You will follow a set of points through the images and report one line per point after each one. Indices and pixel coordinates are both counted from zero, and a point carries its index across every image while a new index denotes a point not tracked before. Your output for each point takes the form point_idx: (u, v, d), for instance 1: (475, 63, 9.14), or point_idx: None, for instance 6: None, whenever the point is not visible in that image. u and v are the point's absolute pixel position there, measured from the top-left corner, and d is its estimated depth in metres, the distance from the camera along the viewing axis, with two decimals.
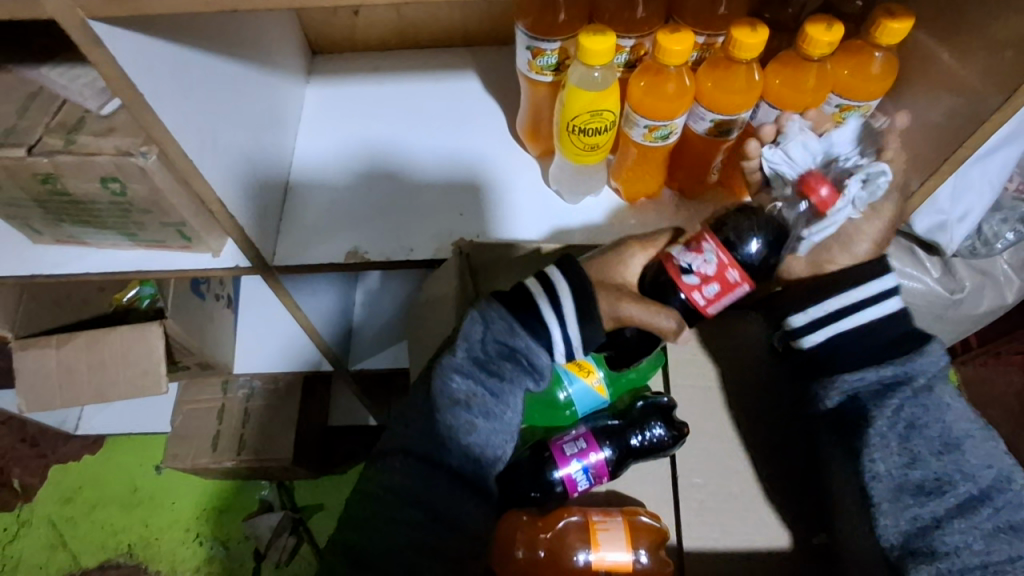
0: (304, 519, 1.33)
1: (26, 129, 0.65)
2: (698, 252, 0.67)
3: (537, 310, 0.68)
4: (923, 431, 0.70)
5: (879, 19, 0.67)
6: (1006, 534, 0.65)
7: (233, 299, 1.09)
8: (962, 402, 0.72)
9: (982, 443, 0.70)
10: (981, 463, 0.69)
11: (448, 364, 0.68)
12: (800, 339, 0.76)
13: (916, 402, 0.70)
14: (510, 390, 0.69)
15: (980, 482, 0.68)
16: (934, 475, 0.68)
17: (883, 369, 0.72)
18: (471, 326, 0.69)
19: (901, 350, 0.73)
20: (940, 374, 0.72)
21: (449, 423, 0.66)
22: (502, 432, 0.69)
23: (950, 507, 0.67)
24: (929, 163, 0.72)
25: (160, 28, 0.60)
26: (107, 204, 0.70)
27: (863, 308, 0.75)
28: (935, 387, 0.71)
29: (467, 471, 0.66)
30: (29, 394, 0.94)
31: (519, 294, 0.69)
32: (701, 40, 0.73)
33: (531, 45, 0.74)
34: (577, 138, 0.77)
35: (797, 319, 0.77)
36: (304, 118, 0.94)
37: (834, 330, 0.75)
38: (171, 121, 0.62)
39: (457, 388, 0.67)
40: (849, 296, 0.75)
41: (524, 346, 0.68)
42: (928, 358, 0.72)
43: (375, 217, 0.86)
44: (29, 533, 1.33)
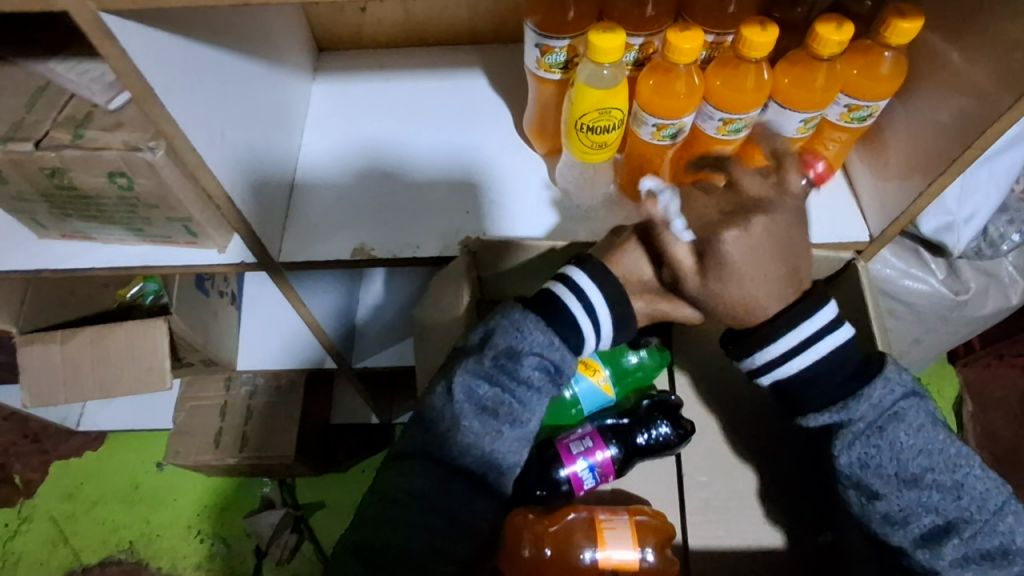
0: (305, 516, 1.33)
1: (34, 123, 0.65)
2: None
3: (561, 307, 0.68)
4: (880, 471, 0.67)
5: (889, 19, 0.67)
6: (972, 564, 0.65)
7: (237, 296, 1.09)
8: (924, 432, 0.67)
9: (948, 474, 0.66)
10: (947, 496, 0.66)
11: (479, 368, 0.67)
12: (753, 378, 0.71)
13: (869, 443, 0.67)
14: (537, 398, 0.69)
15: (946, 511, 0.66)
16: (899, 508, 0.67)
17: (835, 412, 0.68)
18: (501, 333, 0.68)
19: (852, 389, 0.68)
20: (898, 406, 0.67)
21: (473, 430, 0.66)
22: (524, 439, 0.69)
23: (915, 537, 0.67)
24: (937, 163, 0.72)
25: (170, 22, 0.60)
26: (114, 199, 0.70)
27: (793, 358, 0.67)
28: (889, 425, 0.66)
29: (489, 477, 0.67)
30: (33, 389, 0.93)
31: (540, 296, 0.70)
32: (711, 38, 0.73)
33: (540, 43, 0.73)
34: (585, 136, 0.77)
35: (745, 361, 0.71)
36: (311, 115, 0.94)
37: (776, 376, 0.69)
38: (180, 116, 0.62)
39: (486, 395, 0.67)
40: (782, 345, 0.67)
41: (555, 354, 0.68)
42: (873, 399, 0.67)
43: (381, 214, 0.86)
44: (30, 529, 1.33)
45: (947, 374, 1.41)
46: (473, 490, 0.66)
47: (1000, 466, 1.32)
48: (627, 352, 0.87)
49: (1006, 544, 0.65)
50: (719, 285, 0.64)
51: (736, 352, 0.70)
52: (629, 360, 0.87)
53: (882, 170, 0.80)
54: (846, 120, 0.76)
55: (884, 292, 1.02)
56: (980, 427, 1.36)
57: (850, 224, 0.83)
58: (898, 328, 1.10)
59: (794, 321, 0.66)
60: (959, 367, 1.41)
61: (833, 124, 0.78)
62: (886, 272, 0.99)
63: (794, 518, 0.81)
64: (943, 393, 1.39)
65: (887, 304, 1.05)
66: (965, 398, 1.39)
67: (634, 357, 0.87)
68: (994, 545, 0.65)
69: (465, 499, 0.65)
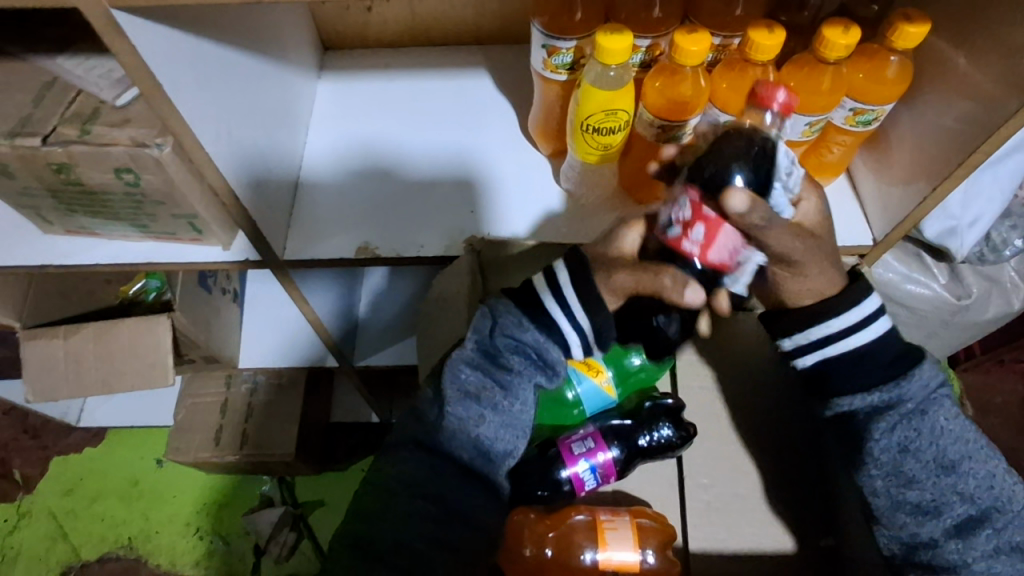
0: (304, 515, 1.33)
1: (40, 119, 0.65)
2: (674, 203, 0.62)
3: (541, 305, 0.67)
4: (918, 455, 0.69)
5: (895, 23, 0.67)
6: (1002, 555, 0.68)
7: (239, 294, 1.09)
8: (960, 421, 0.70)
9: (982, 463, 0.70)
10: (981, 485, 0.69)
11: (462, 355, 0.69)
12: (793, 359, 0.72)
13: (911, 426, 0.69)
14: (521, 384, 0.68)
15: (979, 502, 0.69)
16: (932, 497, 0.69)
17: (881, 393, 0.69)
18: (480, 320, 0.70)
19: (899, 371, 0.70)
20: (939, 392, 0.71)
21: (458, 415, 0.67)
22: (512, 427, 0.68)
23: (947, 527, 0.69)
24: (942, 167, 0.72)
25: (178, 18, 0.60)
26: (119, 195, 0.70)
27: (851, 335, 0.69)
28: (930, 410, 0.70)
29: (477, 463, 0.67)
30: (36, 385, 0.93)
31: (523, 292, 0.69)
32: (717, 41, 0.74)
33: (548, 43, 0.74)
34: (591, 137, 0.77)
35: (790, 338, 0.71)
36: (316, 114, 0.94)
37: (826, 354, 0.70)
38: (187, 113, 0.62)
39: (467, 380, 0.68)
40: (841, 321, 0.68)
41: (532, 338, 0.68)
42: (921, 379, 0.69)
43: (385, 215, 0.86)
44: (30, 524, 1.33)
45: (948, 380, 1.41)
46: (479, 486, 0.66)
47: None
48: (630, 354, 0.86)
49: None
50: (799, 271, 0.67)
51: (781, 332, 0.71)
52: (632, 362, 0.87)
53: (887, 174, 0.80)
54: (851, 123, 0.76)
55: (886, 296, 1.02)
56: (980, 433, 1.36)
57: (853, 228, 0.83)
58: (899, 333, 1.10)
59: (856, 297, 0.69)
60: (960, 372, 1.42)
61: (838, 128, 0.78)
62: (888, 276, 0.99)
63: (796, 522, 0.81)
64: None
65: (889, 308, 1.05)
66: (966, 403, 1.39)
67: (637, 359, 0.87)
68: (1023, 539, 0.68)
69: (471, 498, 0.65)
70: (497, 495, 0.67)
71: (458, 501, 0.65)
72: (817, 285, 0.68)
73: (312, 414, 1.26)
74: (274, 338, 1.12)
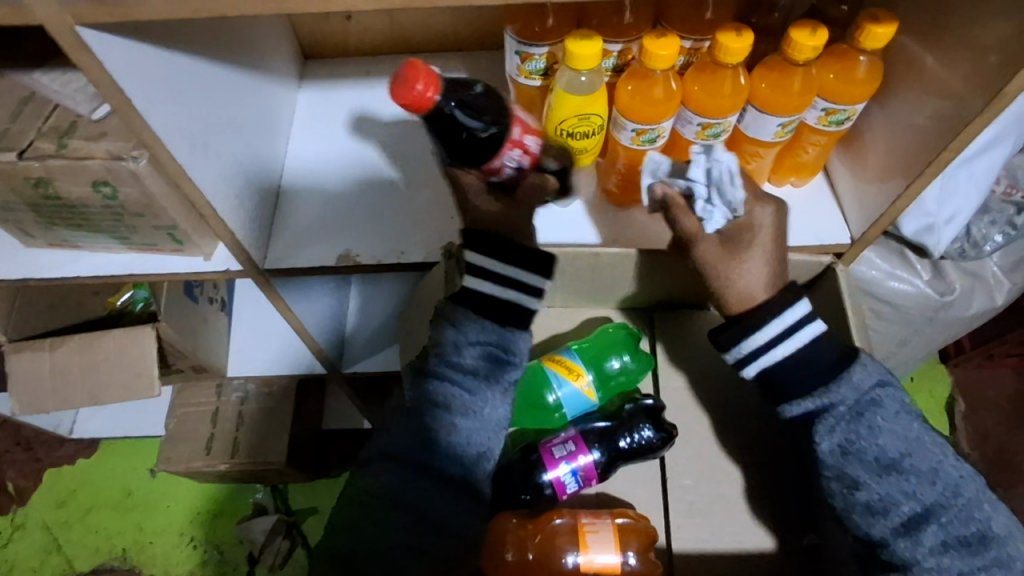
0: (298, 523, 1.33)
1: (18, 133, 0.66)
2: (503, 168, 0.68)
3: (494, 298, 0.72)
4: (860, 456, 0.70)
5: (863, 24, 0.68)
6: (951, 549, 0.65)
7: (227, 302, 1.10)
8: (900, 419, 0.70)
9: (924, 459, 0.69)
10: (923, 480, 0.68)
11: (427, 368, 0.71)
12: (738, 372, 0.75)
13: (850, 428, 0.70)
14: (489, 384, 0.71)
15: (923, 497, 0.67)
16: (879, 496, 0.68)
17: (813, 399, 0.71)
18: (440, 331, 0.72)
19: (833, 374, 0.71)
20: (877, 393, 0.71)
21: (432, 425, 0.68)
22: (485, 429, 0.70)
23: (895, 526, 0.68)
24: (915, 164, 0.72)
25: (150, 32, 0.60)
26: (99, 208, 0.71)
27: (777, 345, 0.72)
28: (867, 410, 0.70)
29: (455, 470, 0.67)
30: (22, 397, 0.93)
31: (473, 296, 0.73)
32: (688, 44, 0.75)
33: (520, 50, 0.75)
34: (565, 142, 0.77)
35: (731, 352, 0.74)
36: (298, 123, 0.95)
37: (761, 365, 0.73)
38: (162, 126, 0.62)
39: (439, 390, 0.69)
40: (765, 334, 0.72)
41: (491, 335, 0.72)
42: (852, 381, 0.70)
43: (366, 223, 0.87)
44: (23, 537, 1.33)
45: (939, 375, 1.41)
46: (456, 489, 0.67)
47: (991, 466, 1.33)
48: (610, 357, 0.91)
49: (983, 530, 0.66)
50: (738, 272, 0.73)
51: (719, 347, 0.75)
52: (613, 365, 0.91)
53: (862, 172, 0.81)
54: (824, 124, 0.77)
55: (870, 293, 1.03)
56: (971, 427, 1.37)
57: (830, 226, 0.85)
58: (884, 329, 1.09)
59: (780, 309, 0.71)
60: (951, 367, 1.41)
61: (812, 128, 0.78)
62: (871, 274, 1.00)
63: (779, 526, 0.82)
64: (935, 392, 1.40)
65: (872, 304, 1.05)
66: (957, 398, 1.39)
67: (617, 361, 0.91)
68: (972, 532, 0.66)
69: (448, 499, 0.66)
70: (476, 499, 0.68)
71: (432, 507, 0.65)
72: (764, 277, 0.73)
73: (304, 422, 1.27)
74: (263, 347, 1.12)
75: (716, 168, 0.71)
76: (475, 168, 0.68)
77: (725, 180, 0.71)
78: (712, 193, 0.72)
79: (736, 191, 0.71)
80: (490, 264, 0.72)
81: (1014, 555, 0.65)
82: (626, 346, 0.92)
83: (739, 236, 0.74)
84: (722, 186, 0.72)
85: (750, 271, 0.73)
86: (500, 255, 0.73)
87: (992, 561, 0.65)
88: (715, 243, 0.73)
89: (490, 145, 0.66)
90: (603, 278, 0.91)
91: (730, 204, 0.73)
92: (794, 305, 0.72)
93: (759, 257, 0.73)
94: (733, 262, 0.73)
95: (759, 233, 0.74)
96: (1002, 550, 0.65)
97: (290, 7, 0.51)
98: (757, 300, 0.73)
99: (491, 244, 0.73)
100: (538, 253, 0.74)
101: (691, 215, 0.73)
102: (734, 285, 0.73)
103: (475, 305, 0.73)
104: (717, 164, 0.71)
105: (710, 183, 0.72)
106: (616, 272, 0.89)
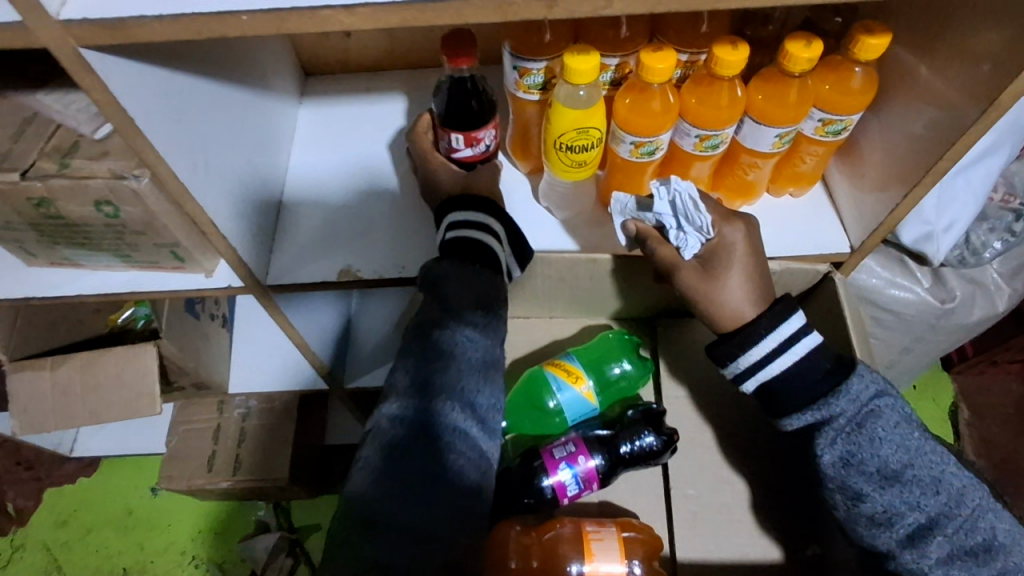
0: (301, 540, 1.32)
1: (20, 153, 0.66)
2: (481, 137, 0.80)
3: (484, 246, 0.75)
4: (862, 468, 0.69)
5: (857, 36, 0.69)
6: (957, 560, 0.66)
7: (229, 319, 1.10)
8: (900, 430, 0.70)
9: (926, 469, 0.69)
10: (926, 491, 0.68)
11: (425, 327, 0.73)
12: (737, 387, 0.75)
13: (851, 440, 0.69)
14: (482, 326, 0.73)
15: (927, 508, 0.68)
16: (883, 508, 0.69)
17: (813, 412, 0.71)
18: (429, 290, 0.73)
19: (829, 387, 0.71)
20: (875, 402, 0.70)
21: (441, 376, 0.69)
22: (489, 371, 0.72)
23: (900, 537, 0.68)
24: (912, 174, 0.73)
25: (151, 53, 0.61)
26: (101, 226, 0.71)
27: (773, 360, 0.72)
28: (867, 422, 0.69)
29: (470, 416, 0.69)
30: (22, 417, 0.93)
31: (461, 244, 0.75)
32: (684, 57, 0.76)
33: (518, 65, 0.76)
34: (565, 155, 0.78)
35: (728, 366, 0.75)
36: (299, 139, 0.96)
37: (759, 380, 0.73)
38: (163, 145, 0.62)
39: (442, 343, 0.71)
40: (759, 350, 0.72)
41: (482, 277, 0.73)
42: (850, 394, 0.70)
43: (366, 238, 0.87)
44: (24, 558, 1.32)
45: (942, 382, 1.41)
46: (473, 435, 0.68)
47: (996, 473, 1.32)
48: (610, 363, 0.94)
49: (988, 540, 0.66)
50: (723, 288, 0.74)
51: (716, 360, 0.75)
52: (613, 371, 0.94)
53: (860, 182, 0.82)
54: (821, 134, 0.77)
55: (871, 302, 1.03)
56: (976, 434, 1.36)
57: (829, 235, 0.85)
58: (885, 337, 1.09)
59: (774, 323, 0.72)
60: (954, 374, 1.41)
61: (809, 139, 0.79)
62: (872, 282, 1.00)
63: (781, 533, 0.84)
64: (939, 400, 1.39)
65: (873, 313, 1.05)
66: (960, 405, 1.39)
67: (617, 368, 0.94)
68: (977, 542, 0.66)
69: (467, 445, 0.67)
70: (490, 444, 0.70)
71: (456, 458, 0.66)
72: (746, 294, 0.74)
73: (308, 438, 1.27)
74: (265, 362, 1.12)
75: (678, 198, 0.74)
76: (457, 134, 0.79)
77: (689, 209, 0.74)
78: (681, 224, 0.75)
79: (702, 216, 0.74)
80: (482, 219, 0.76)
81: (1022, 564, 0.65)
82: (624, 351, 0.95)
83: (715, 257, 0.75)
84: (688, 215, 0.74)
85: (733, 283, 0.74)
86: (489, 214, 0.77)
87: (999, 570, 0.65)
88: (694, 267, 0.76)
89: (474, 122, 0.81)
90: (602, 289, 0.92)
91: (700, 228, 0.74)
92: (787, 319, 0.72)
93: (740, 275, 0.74)
94: (716, 282, 0.74)
95: (734, 246, 0.75)
96: (1010, 559, 0.65)
97: (289, 27, 0.52)
98: (743, 317, 0.74)
99: (475, 203, 0.77)
100: (516, 232, 0.80)
101: (666, 244, 0.76)
102: (717, 300, 0.74)
103: (464, 255, 0.74)
104: (678, 194, 0.75)
105: (677, 215, 0.75)
106: (613, 282, 0.90)
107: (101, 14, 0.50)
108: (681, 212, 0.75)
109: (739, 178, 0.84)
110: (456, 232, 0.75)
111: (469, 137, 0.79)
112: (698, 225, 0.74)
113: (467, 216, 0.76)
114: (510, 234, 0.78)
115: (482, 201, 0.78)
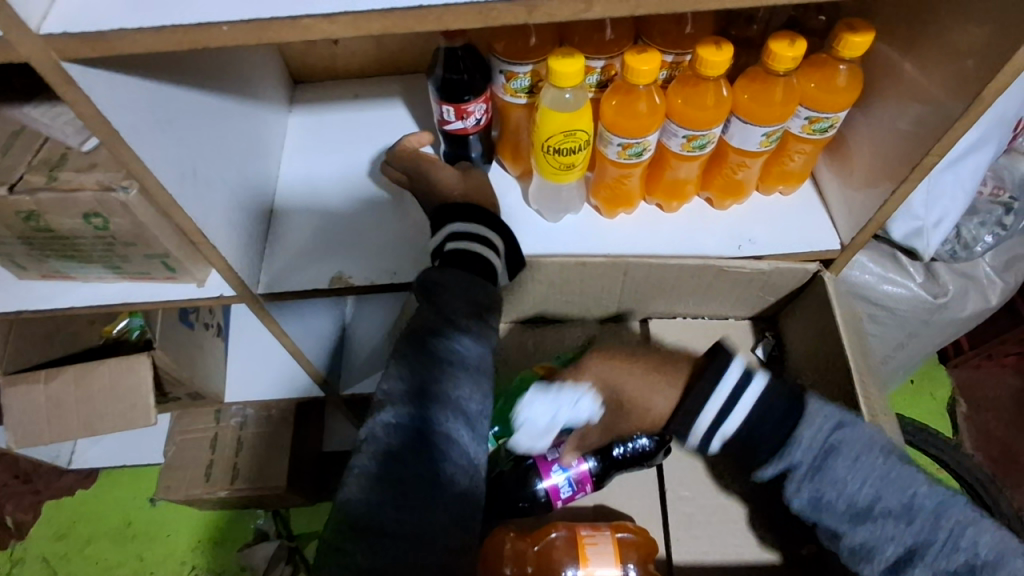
0: (300, 548, 1.32)
1: (7, 167, 0.66)
2: (471, 112, 0.79)
3: (486, 262, 0.76)
4: (831, 507, 0.70)
5: (840, 33, 0.69)
6: None
7: (223, 328, 1.10)
8: (863, 462, 0.69)
9: (896, 497, 0.68)
10: (898, 522, 0.67)
11: (420, 332, 0.72)
12: (705, 453, 0.77)
13: (813, 482, 0.70)
14: (481, 337, 0.72)
15: (902, 538, 0.67)
16: (860, 544, 0.69)
17: (776, 463, 0.72)
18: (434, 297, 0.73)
19: (785, 429, 0.72)
20: (834, 438, 0.70)
21: (437, 384, 0.68)
22: (482, 381, 0.72)
23: (884, 569, 0.67)
24: (898, 171, 0.73)
25: (134, 64, 0.61)
26: (90, 238, 0.71)
27: (726, 419, 0.74)
28: (826, 462, 0.70)
29: (463, 425, 0.69)
30: (17, 430, 0.92)
31: (465, 258, 0.75)
32: (669, 58, 0.76)
33: (504, 69, 0.76)
34: (553, 158, 0.78)
35: (689, 437, 0.76)
36: (288, 147, 0.96)
37: (719, 441, 0.75)
38: (149, 156, 0.62)
39: (439, 351, 0.70)
40: (709, 414, 0.74)
41: (480, 289, 0.74)
42: (804, 440, 0.71)
43: (356, 247, 0.87)
44: (22, 571, 1.31)
45: (937, 375, 1.41)
46: (465, 444, 0.68)
47: (993, 467, 1.33)
48: None
49: (971, 559, 0.64)
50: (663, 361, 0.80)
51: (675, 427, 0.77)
52: None
53: (849, 179, 0.82)
54: (808, 132, 0.78)
55: (864, 298, 1.03)
56: (973, 427, 1.37)
57: (820, 231, 0.85)
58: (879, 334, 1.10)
59: (714, 381, 0.74)
60: (951, 369, 1.41)
61: (796, 137, 0.79)
62: (864, 278, 1.00)
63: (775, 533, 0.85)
64: (936, 395, 1.39)
65: (867, 310, 1.05)
66: (957, 399, 1.39)
67: None
68: (960, 563, 0.65)
69: (458, 455, 0.67)
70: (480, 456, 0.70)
71: (448, 472, 0.66)
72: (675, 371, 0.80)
73: (304, 446, 1.27)
74: (263, 373, 1.13)
75: (543, 408, 0.77)
76: (448, 107, 0.78)
77: (549, 399, 0.78)
78: (565, 410, 0.78)
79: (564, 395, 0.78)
80: (481, 230, 0.78)
81: None
82: None
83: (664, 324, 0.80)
84: (562, 401, 0.77)
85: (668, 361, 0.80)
86: (489, 225, 0.79)
87: None
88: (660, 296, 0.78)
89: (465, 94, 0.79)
90: (590, 294, 0.93)
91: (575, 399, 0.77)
92: (728, 370, 0.74)
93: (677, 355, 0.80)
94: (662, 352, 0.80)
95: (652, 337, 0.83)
96: None
97: (271, 37, 0.52)
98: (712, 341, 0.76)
99: (474, 216, 0.79)
100: (512, 245, 0.81)
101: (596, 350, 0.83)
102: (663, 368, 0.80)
103: (464, 264, 0.75)
104: (539, 405, 0.78)
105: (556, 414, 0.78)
106: (603, 283, 0.89)
107: (83, 27, 0.51)
108: (552, 408, 0.78)
109: (728, 177, 0.84)
110: (455, 241, 0.77)
111: (459, 108, 0.78)
112: (573, 401, 0.77)
113: (469, 225, 0.78)
114: (507, 244, 0.80)
115: (480, 215, 0.79)
